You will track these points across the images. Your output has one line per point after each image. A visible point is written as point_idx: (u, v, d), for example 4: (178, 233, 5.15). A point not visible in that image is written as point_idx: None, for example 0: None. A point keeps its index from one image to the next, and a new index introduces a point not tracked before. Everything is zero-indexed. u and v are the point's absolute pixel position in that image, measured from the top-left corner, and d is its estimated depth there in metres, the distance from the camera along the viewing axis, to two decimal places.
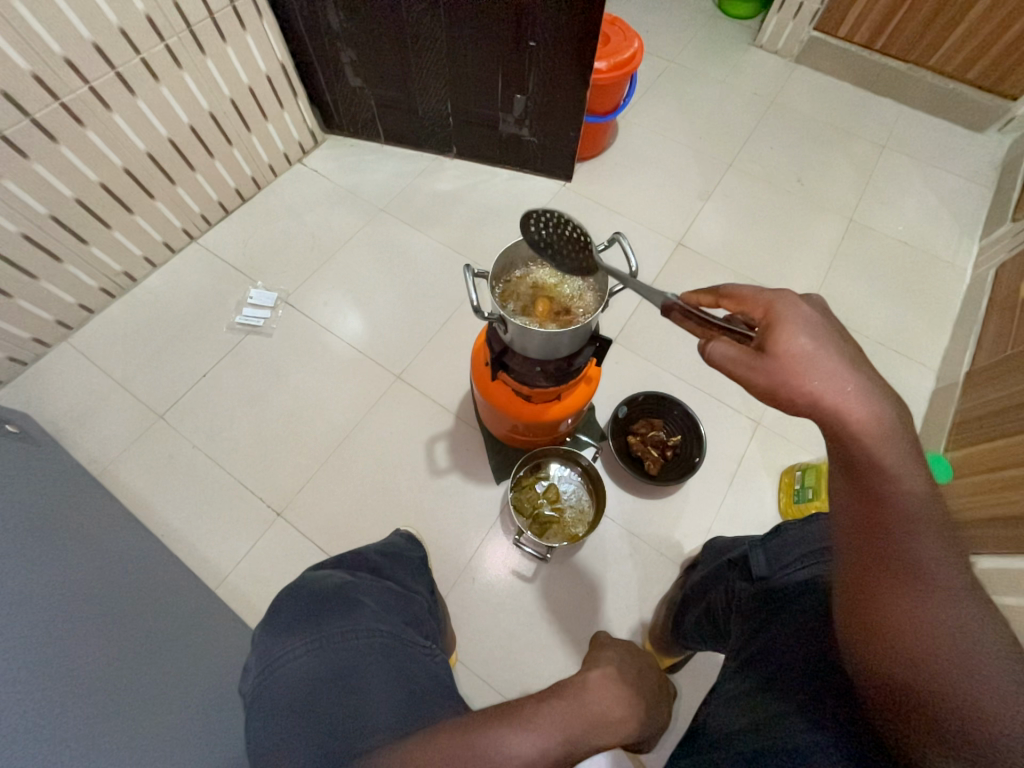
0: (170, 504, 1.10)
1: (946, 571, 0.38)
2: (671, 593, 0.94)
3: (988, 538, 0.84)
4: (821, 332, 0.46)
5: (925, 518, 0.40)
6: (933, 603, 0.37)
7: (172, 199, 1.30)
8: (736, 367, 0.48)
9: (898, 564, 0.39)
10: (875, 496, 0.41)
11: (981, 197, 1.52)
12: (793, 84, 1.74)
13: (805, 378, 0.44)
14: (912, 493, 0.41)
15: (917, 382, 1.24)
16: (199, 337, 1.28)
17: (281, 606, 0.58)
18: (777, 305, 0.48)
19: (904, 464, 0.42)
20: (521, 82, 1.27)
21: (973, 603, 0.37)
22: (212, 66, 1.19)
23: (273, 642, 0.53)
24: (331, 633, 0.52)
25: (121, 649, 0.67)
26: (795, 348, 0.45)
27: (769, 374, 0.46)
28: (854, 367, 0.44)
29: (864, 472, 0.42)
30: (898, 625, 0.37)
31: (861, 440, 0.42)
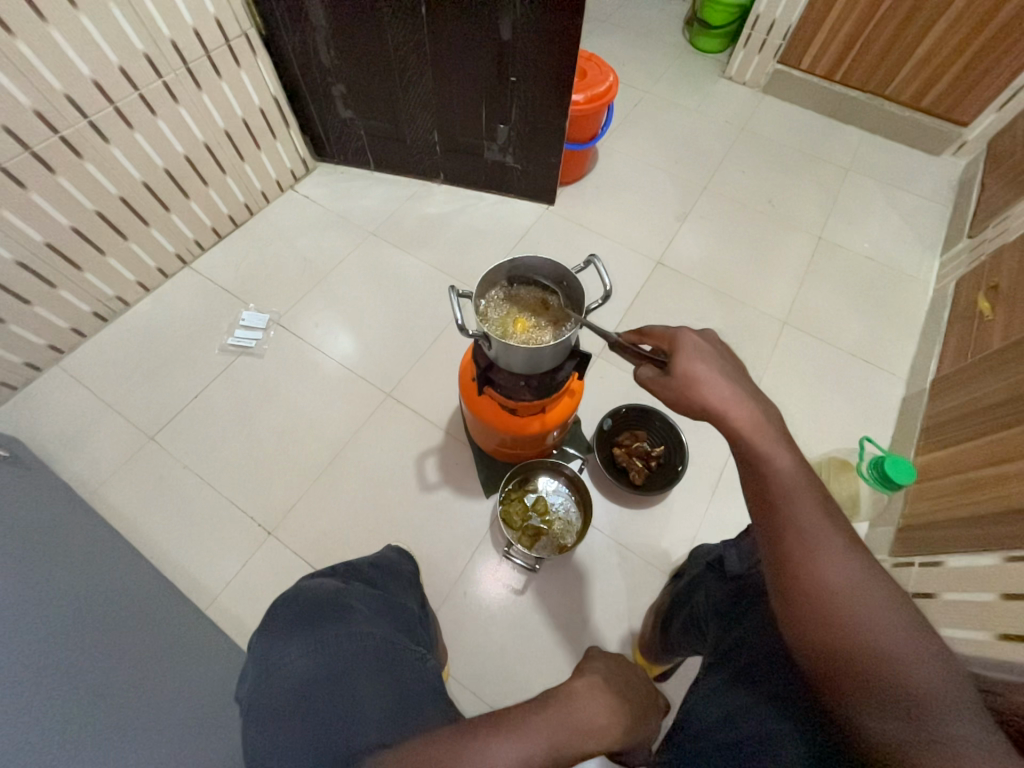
0: (160, 526, 1.10)
1: (832, 539, 0.44)
2: (659, 601, 0.96)
3: (953, 537, 0.88)
4: (712, 354, 0.56)
5: (806, 496, 0.46)
6: (826, 570, 0.42)
7: (166, 226, 1.33)
8: (653, 386, 0.58)
9: (794, 541, 0.44)
10: (767, 484, 0.47)
11: (940, 215, 1.62)
12: (761, 113, 1.84)
13: (696, 391, 0.53)
14: (795, 476, 0.47)
15: (888, 390, 1.30)
16: (191, 359, 1.30)
17: (275, 616, 0.60)
18: (680, 334, 0.58)
19: (785, 451, 0.48)
20: (504, 113, 1.34)
21: (856, 564, 0.42)
22: (207, 100, 1.25)
23: (270, 648, 0.55)
24: (327, 638, 0.54)
25: (112, 670, 0.67)
26: (692, 367, 0.54)
27: (674, 389, 0.55)
28: (731, 379, 0.53)
29: (757, 463, 0.48)
30: (805, 597, 0.42)
31: (749, 437, 0.49)
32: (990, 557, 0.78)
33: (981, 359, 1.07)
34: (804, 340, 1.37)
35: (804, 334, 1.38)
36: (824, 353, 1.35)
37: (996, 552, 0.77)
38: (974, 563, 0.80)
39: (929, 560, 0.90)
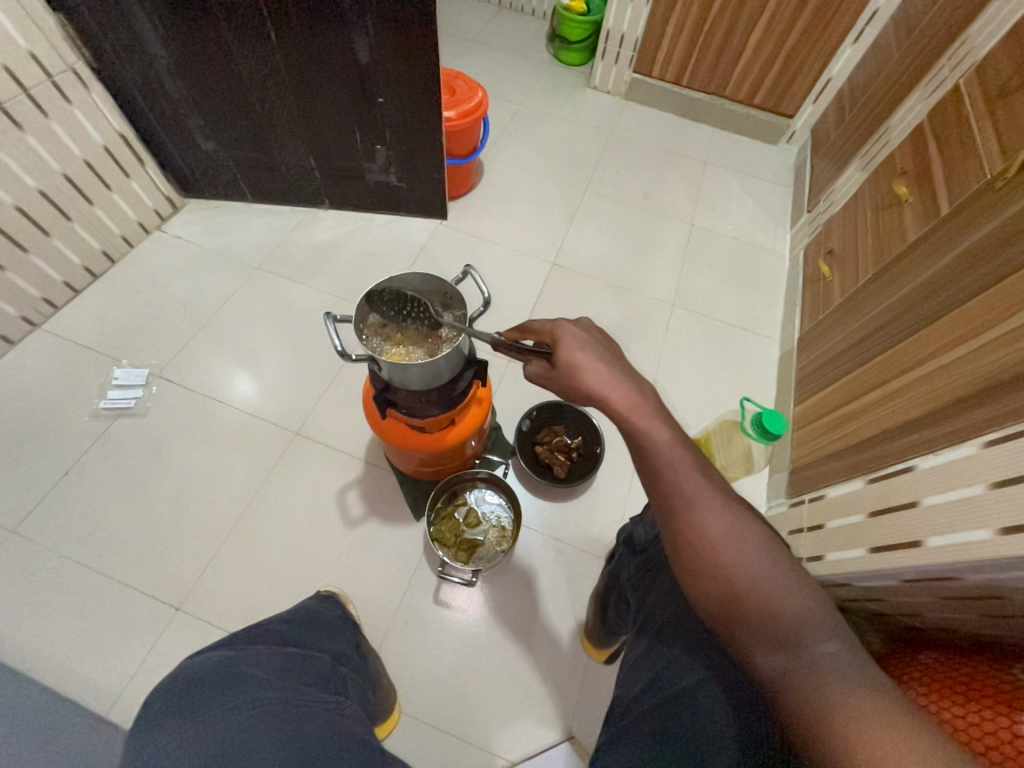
0: (38, 630, 0.95)
1: (712, 498, 0.47)
2: (596, 587, 0.99)
3: (829, 470, 1.00)
4: (592, 344, 0.59)
5: (687, 461, 0.49)
6: (709, 524, 0.46)
7: (3, 286, 1.16)
8: (546, 382, 0.61)
9: (679, 504, 0.47)
10: (651, 456, 0.50)
11: (785, 195, 1.85)
12: (627, 117, 2.00)
13: (580, 379, 0.55)
14: (674, 446, 0.50)
15: (767, 352, 1.46)
16: (56, 432, 1.14)
17: (152, 705, 0.51)
18: (558, 328, 0.60)
19: (663, 424, 0.51)
20: (378, 134, 1.33)
21: (731, 515, 0.46)
22: (35, 143, 1.11)
23: (141, 742, 0.46)
24: (216, 710, 0.48)
25: None
26: (572, 359, 0.57)
27: (561, 381, 0.58)
28: (611, 363, 0.56)
29: (638, 439, 0.51)
30: (695, 554, 0.45)
31: (629, 416, 0.52)
32: (857, 481, 0.89)
33: (831, 313, 1.23)
34: (692, 318, 1.50)
35: (692, 313, 1.51)
36: (710, 327, 1.49)
37: (861, 476, 0.88)
38: (847, 488, 0.91)
39: (814, 495, 1.02)
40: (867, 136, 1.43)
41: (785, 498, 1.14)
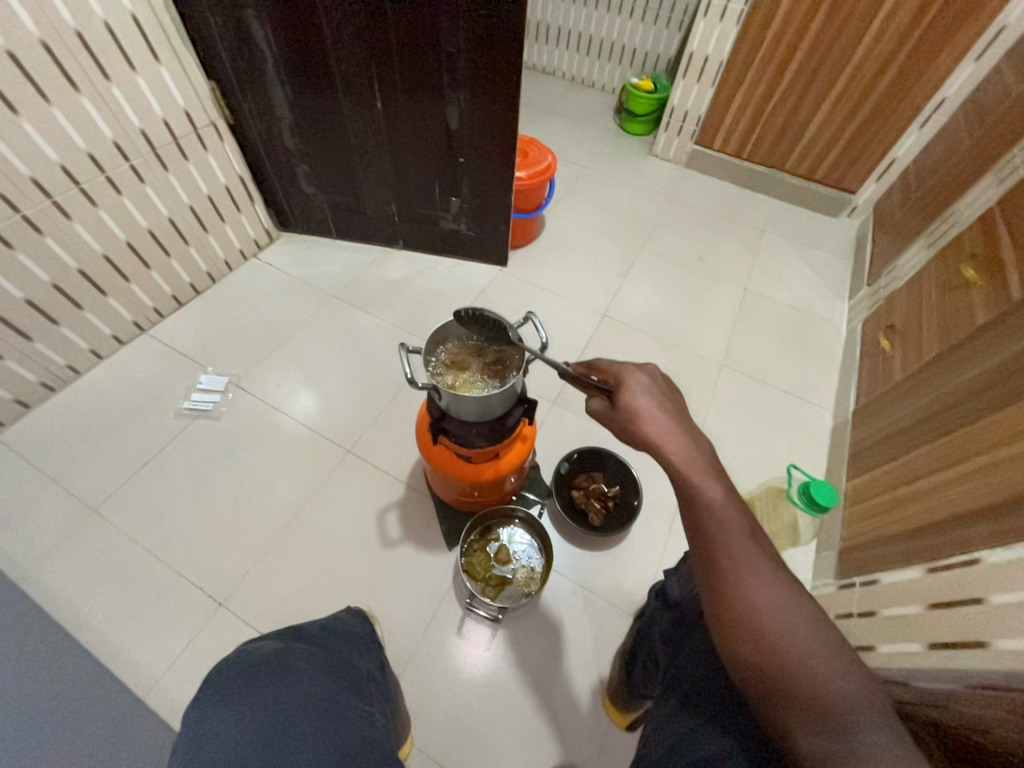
0: (97, 606, 1.03)
1: (760, 563, 0.47)
2: (623, 644, 0.96)
3: (886, 555, 0.93)
4: (656, 391, 0.62)
5: (737, 522, 0.50)
6: (755, 589, 0.46)
7: (125, 295, 1.35)
8: (604, 420, 0.64)
9: (726, 562, 0.48)
10: (700, 512, 0.51)
11: (844, 267, 1.85)
12: (686, 184, 2.10)
13: (639, 426, 0.58)
14: (724, 504, 0.51)
15: (819, 422, 1.42)
16: (144, 426, 1.27)
17: (216, 677, 0.56)
18: (625, 372, 0.64)
19: (716, 481, 0.52)
20: (456, 188, 1.48)
21: (778, 581, 0.46)
22: (174, 180, 1.32)
23: (207, 713, 0.51)
24: (267, 698, 0.53)
25: None
26: (635, 403, 0.60)
27: (620, 422, 0.61)
28: (673, 415, 0.59)
29: (688, 493, 0.52)
30: (738, 617, 0.45)
31: (682, 469, 0.54)
32: (917, 569, 0.83)
33: (891, 389, 1.20)
34: (741, 380, 1.50)
35: (741, 375, 1.51)
36: (760, 391, 1.47)
37: (921, 564, 0.83)
38: (904, 576, 0.85)
39: (867, 579, 0.95)
40: (934, 216, 1.42)
41: (834, 579, 1.07)
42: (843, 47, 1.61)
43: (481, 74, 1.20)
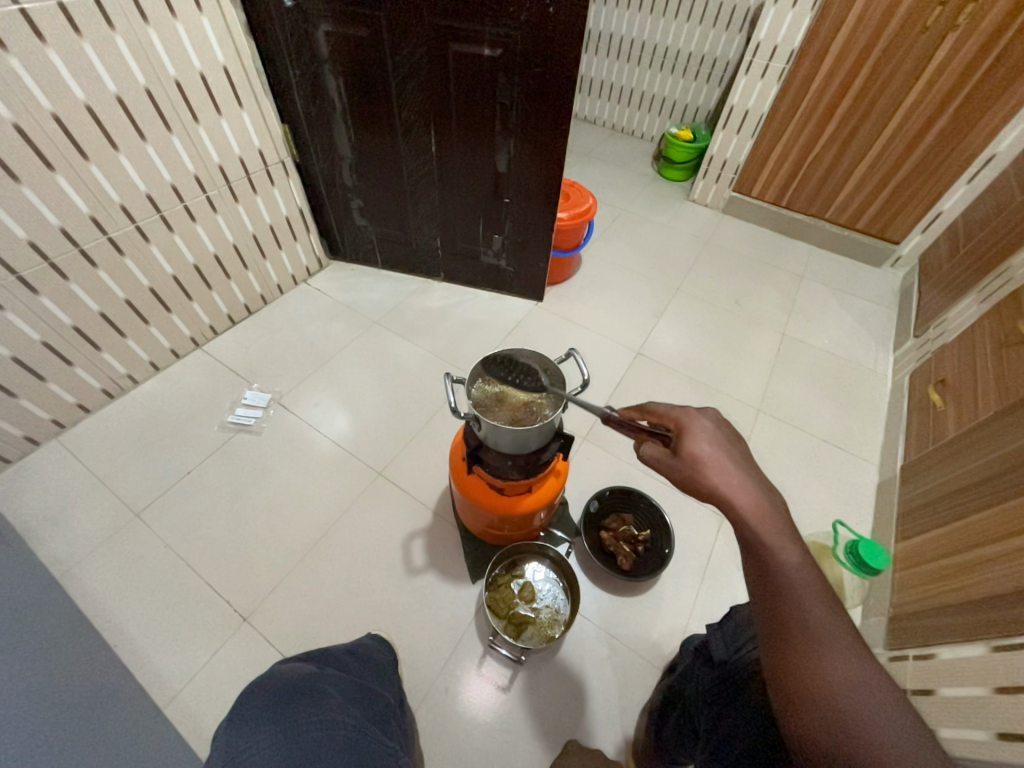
0: (128, 611, 1.05)
1: (837, 634, 0.43)
2: (651, 699, 0.91)
3: (942, 627, 0.86)
4: (720, 438, 0.59)
5: (813, 587, 0.46)
6: (828, 662, 0.41)
7: (186, 313, 1.45)
8: (663, 465, 0.61)
9: (797, 629, 0.44)
10: (773, 571, 0.47)
11: (887, 317, 1.81)
12: (722, 229, 2.13)
13: (702, 473, 0.56)
14: (800, 566, 0.47)
15: (862, 477, 1.36)
16: (190, 436, 1.33)
17: (247, 700, 0.58)
18: (685, 416, 0.62)
19: (790, 541, 0.49)
20: (499, 226, 1.55)
21: (858, 660, 0.41)
22: (242, 210, 1.43)
23: (238, 734, 0.52)
24: (299, 722, 0.53)
25: (65, 760, 0.63)
26: (698, 450, 0.57)
27: (681, 469, 0.58)
28: (740, 464, 0.56)
29: (759, 549, 0.49)
30: (810, 691, 0.41)
31: (752, 523, 0.50)
32: (979, 645, 0.76)
33: (943, 447, 1.14)
34: (778, 427, 1.45)
35: (778, 422, 1.47)
36: (799, 439, 1.43)
37: (983, 640, 0.76)
38: (965, 653, 0.78)
39: (921, 653, 0.88)
40: (985, 271, 1.39)
41: (884, 650, 0.99)
42: (885, 106, 1.64)
43: (532, 122, 1.27)
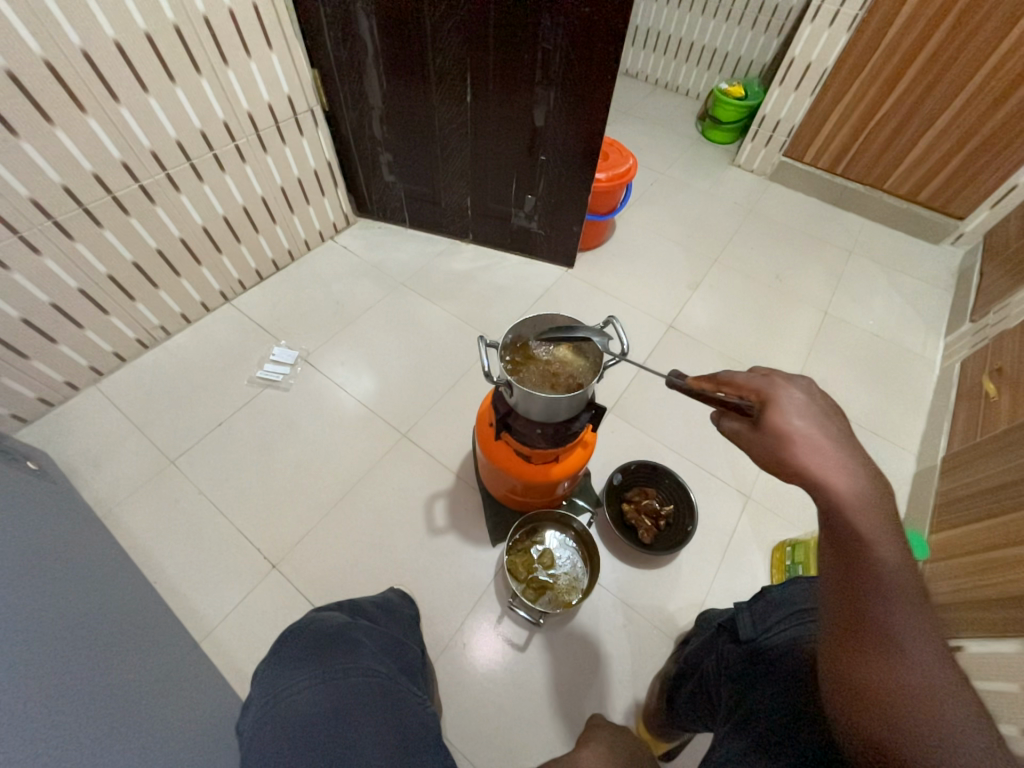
0: (166, 551, 1.11)
1: (918, 635, 0.38)
2: (665, 668, 0.93)
3: (972, 620, 0.84)
4: (816, 414, 0.50)
5: (901, 585, 0.40)
6: (903, 667, 0.37)
7: (216, 266, 1.44)
8: (741, 439, 0.54)
9: (876, 629, 0.39)
10: (859, 563, 0.42)
11: (942, 299, 1.69)
12: (768, 197, 2.00)
13: (792, 449, 0.48)
14: (891, 562, 0.41)
15: (898, 465, 1.31)
16: (221, 388, 1.36)
17: (284, 644, 0.60)
18: (771, 387, 0.53)
19: (889, 537, 0.42)
20: (532, 186, 1.48)
21: (945, 676, 0.37)
22: (270, 162, 1.40)
23: (279, 676, 0.55)
24: (336, 667, 0.55)
25: (118, 680, 0.67)
26: (787, 425, 0.49)
27: (762, 445, 0.51)
28: (844, 444, 0.47)
29: (848, 539, 0.43)
30: (876, 693, 0.38)
31: (848, 508, 0.44)
32: (1012, 642, 0.74)
33: (990, 439, 1.08)
34: None
35: None
36: None
37: (1017, 638, 0.73)
38: (995, 648, 0.76)
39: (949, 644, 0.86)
40: None
41: None
42: (967, 61, 1.47)
43: (575, 70, 1.18)
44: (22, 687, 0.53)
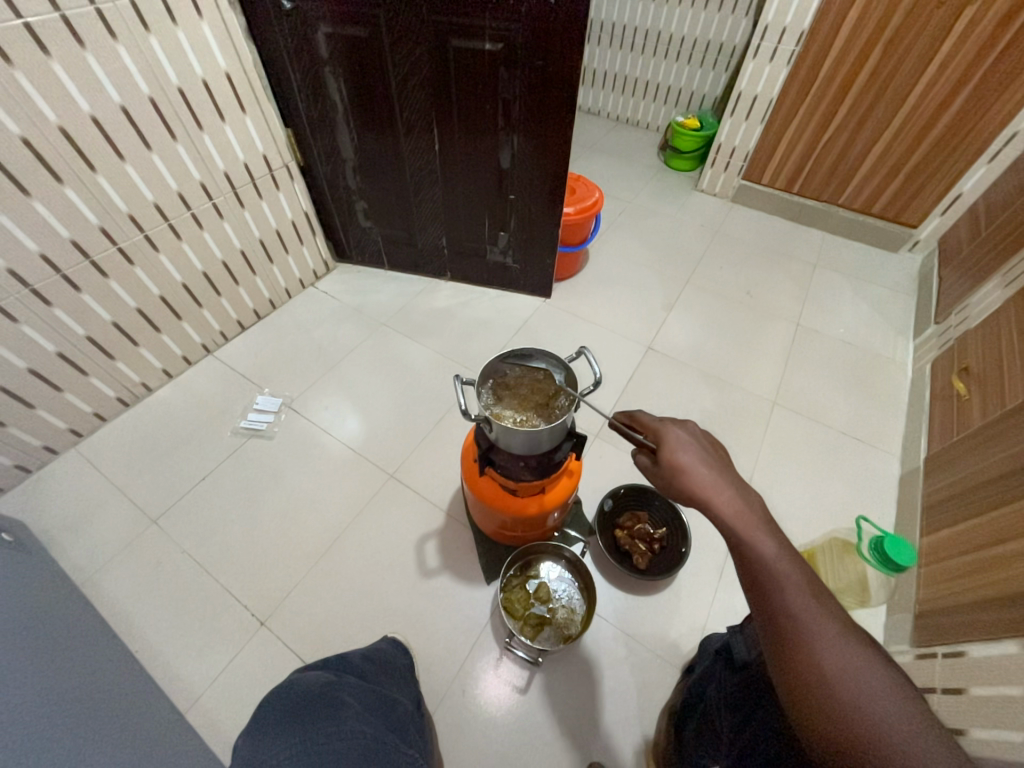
0: (149, 616, 1.06)
1: (825, 623, 0.42)
2: (671, 700, 0.90)
3: (972, 624, 0.83)
4: (695, 443, 0.59)
5: (798, 581, 0.45)
6: (819, 653, 0.41)
7: (197, 320, 1.46)
8: (652, 476, 0.61)
9: (788, 624, 0.43)
10: (755, 565, 0.47)
11: (906, 304, 1.76)
12: (732, 219, 2.09)
13: (683, 479, 0.55)
14: (784, 561, 0.47)
15: (884, 469, 1.32)
16: (204, 442, 1.35)
17: (268, 712, 0.58)
18: (662, 426, 0.61)
19: (770, 536, 0.48)
20: (504, 223, 1.53)
21: (849, 650, 0.41)
22: (248, 216, 1.44)
23: (258, 747, 0.52)
24: (318, 734, 0.53)
25: (99, 757, 0.64)
26: (676, 457, 0.57)
27: (664, 480, 0.58)
28: (719, 467, 0.56)
29: (741, 547, 0.48)
30: (809, 685, 0.40)
31: (733, 520, 0.50)
32: (1010, 643, 0.73)
33: (967, 438, 1.10)
34: (795, 420, 1.42)
35: (795, 414, 1.44)
36: (816, 432, 1.40)
37: (1014, 638, 0.73)
38: (995, 651, 0.75)
39: (953, 651, 0.85)
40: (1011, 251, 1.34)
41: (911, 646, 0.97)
42: (899, 83, 1.59)
43: (535, 117, 1.25)
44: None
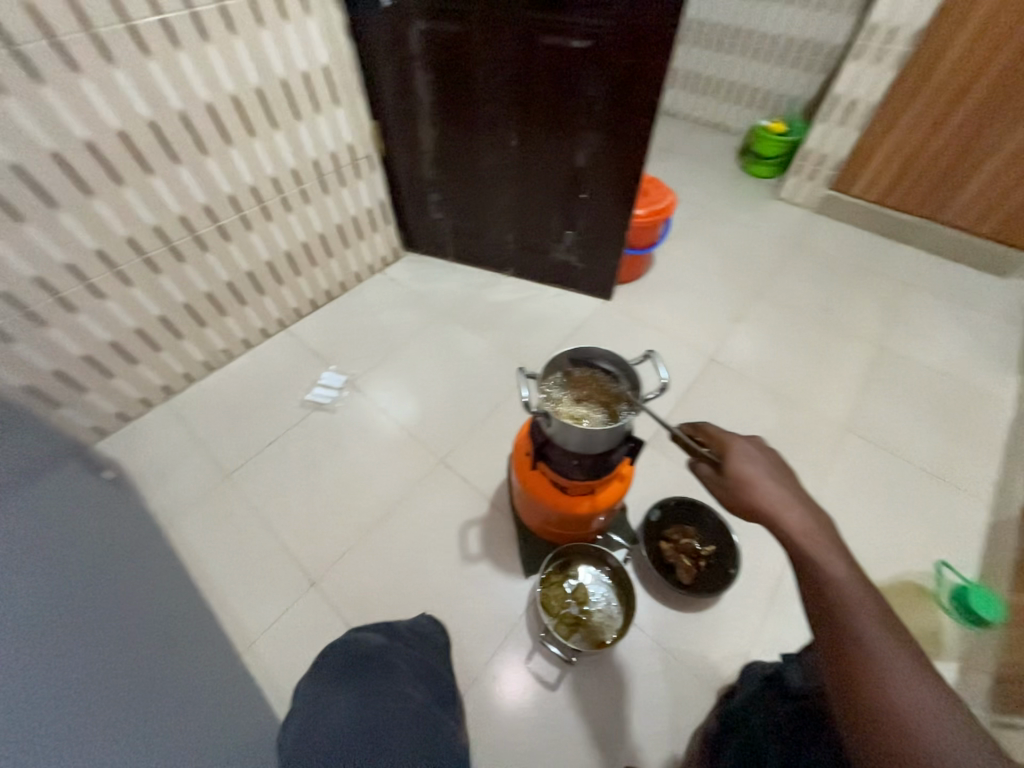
0: (216, 563, 1.16)
1: (900, 656, 0.40)
2: (706, 723, 0.86)
3: None
4: (762, 459, 0.58)
5: (871, 608, 0.43)
6: (892, 685, 0.38)
7: (277, 296, 1.57)
8: (714, 487, 0.60)
9: (857, 650, 0.41)
10: (823, 585, 0.45)
11: (1013, 336, 1.58)
12: (815, 230, 1.96)
13: (748, 491, 0.54)
14: (856, 585, 0.44)
15: (970, 515, 1.20)
16: (275, 409, 1.45)
17: (323, 664, 0.62)
18: (729, 438, 0.61)
19: (840, 557, 0.46)
20: (572, 221, 1.53)
21: (928, 688, 0.38)
22: (331, 202, 1.52)
23: (320, 693, 0.56)
24: (376, 691, 0.56)
25: (172, 678, 0.72)
26: (742, 470, 0.56)
27: (728, 491, 0.57)
28: (787, 485, 0.54)
29: (808, 566, 0.47)
30: (880, 718, 0.38)
31: (801, 538, 0.49)
32: None
33: None
34: (870, 450, 1.32)
35: (870, 445, 1.33)
36: (893, 466, 1.29)
37: None
38: None
39: None
40: None
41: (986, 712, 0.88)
42: None
43: (617, 116, 1.24)
44: (100, 668, 0.58)
